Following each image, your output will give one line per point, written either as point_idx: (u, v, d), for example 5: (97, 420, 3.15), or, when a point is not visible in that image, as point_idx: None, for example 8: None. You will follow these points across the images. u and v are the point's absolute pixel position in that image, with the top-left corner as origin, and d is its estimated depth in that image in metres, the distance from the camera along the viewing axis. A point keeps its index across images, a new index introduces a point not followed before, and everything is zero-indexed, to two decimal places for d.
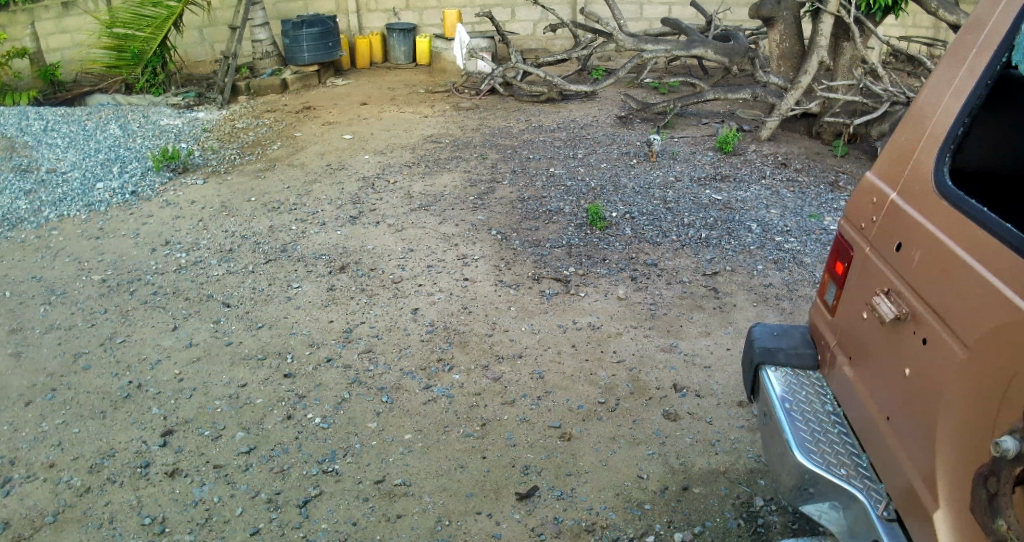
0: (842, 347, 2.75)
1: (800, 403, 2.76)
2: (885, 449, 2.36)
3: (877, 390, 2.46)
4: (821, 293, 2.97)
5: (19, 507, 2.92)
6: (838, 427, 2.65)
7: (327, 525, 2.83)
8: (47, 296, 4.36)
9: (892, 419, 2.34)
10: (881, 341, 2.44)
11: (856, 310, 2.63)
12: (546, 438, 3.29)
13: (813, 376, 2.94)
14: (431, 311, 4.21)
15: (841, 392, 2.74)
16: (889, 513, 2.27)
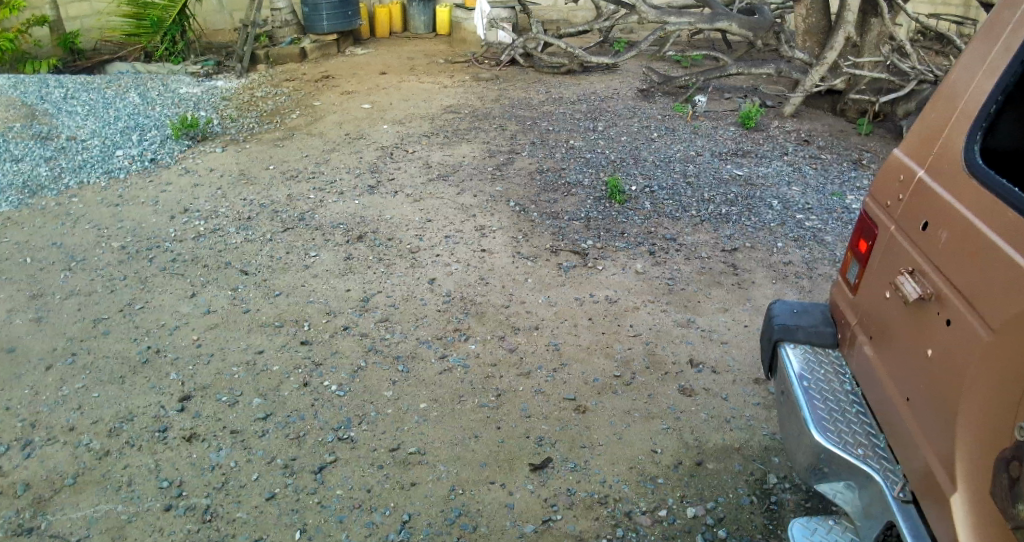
0: (863, 326, 2.68)
1: (819, 382, 2.71)
2: (903, 431, 2.31)
3: (897, 371, 2.41)
4: (843, 271, 2.89)
5: (39, 468, 3.07)
6: (856, 407, 2.61)
7: (341, 492, 2.89)
8: (67, 262, 4.40)
9: (910, 401, 2.29)
10: (903, 321, 2.38)
11: (879, 289, 2.57)
12: (561, 410, 3.29)
13: (832, 354, 2.89)
14: (448, 282, 4.19)
15: (860, 371, 2.69)
16: (905, 495, 2.22)
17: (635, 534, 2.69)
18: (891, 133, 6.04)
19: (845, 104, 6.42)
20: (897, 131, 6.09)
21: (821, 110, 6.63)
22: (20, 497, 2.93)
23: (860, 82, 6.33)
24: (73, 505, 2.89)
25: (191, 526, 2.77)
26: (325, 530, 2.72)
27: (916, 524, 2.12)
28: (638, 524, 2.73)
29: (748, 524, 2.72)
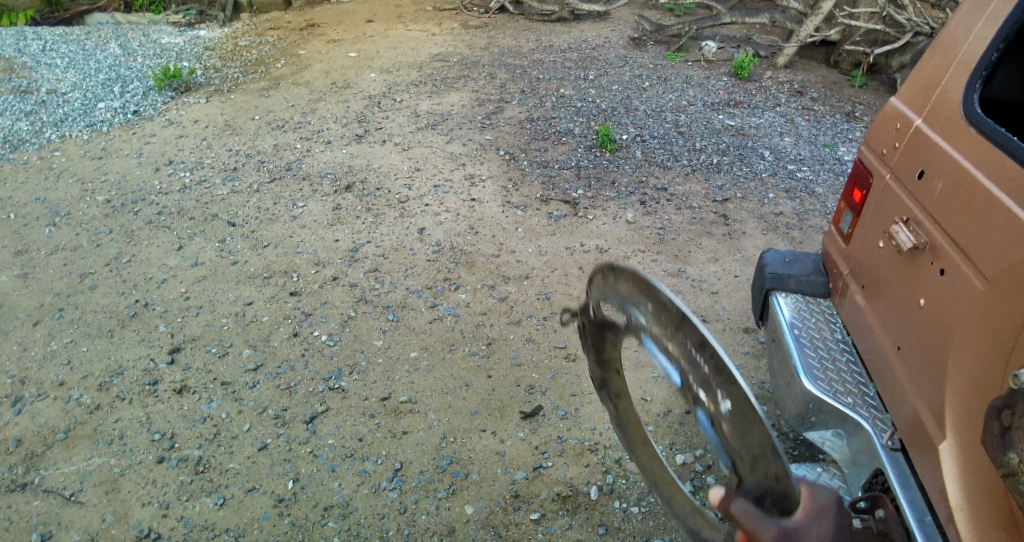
0: (855, 276, 2.69)
1: (809, 330, 2.72)
2: (893, 380, 2.34)
3: (888, 320, 2.43)
4: (836, 221, 2.89)
5: (31, 424, 3.09)
6: (847, 355, 2.62)
7: (333, 441, 2.97)
8: (51, 217, 4.34)
9: (901, 349, 2.32)
10: (896, 271, 2.39)
11: (873, 239, 2.57)
12: (552, 359, 3.34)
13: (824, 303, 2.90)
14: (438, 231, 4.16)
15: (851, 321, 2.70)
16: (894, 443, 2.25)
17: (624, 481, 2.82)
18: (884, 86, 6.00)
19: (839, 55, 6.34)
20: (890, 83, 6.05)
21: (815, 61, 6.56)
22: (12, 453, 2.97)
23: (855, 34, 6.24)
24: (66, 460, 2.94)
25: (184, 477, 2.85)
26: (318, 479, 2.82)
27: (904, 472, 2.13)
28: (628, 471, 2.85)
29: None
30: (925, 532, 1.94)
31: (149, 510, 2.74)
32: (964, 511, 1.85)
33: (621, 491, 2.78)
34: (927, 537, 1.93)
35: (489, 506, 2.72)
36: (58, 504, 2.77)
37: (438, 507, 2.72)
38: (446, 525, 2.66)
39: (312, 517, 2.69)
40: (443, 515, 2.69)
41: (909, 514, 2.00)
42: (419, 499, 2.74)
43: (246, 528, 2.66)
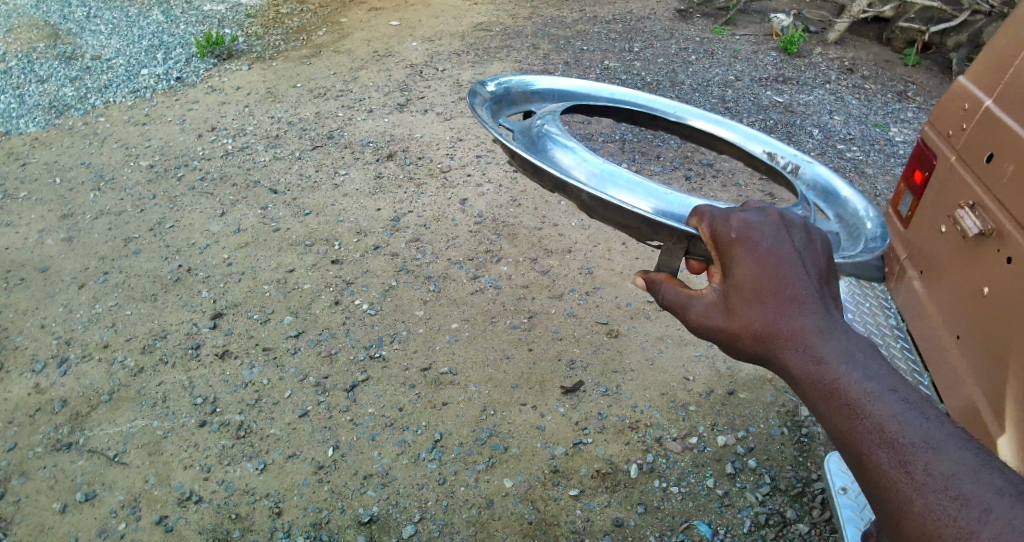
0: (913, 261, 2.61)
1: (863, 315, 2.70)
2: (951, 370, 2.30)
3: (948, 308, 2.36)
4: (895, 201, 2.78)
5: (76, 385, 3.17)
6: (900, 342, 2.59)
7: (373, 410, 2.99)
8: (96, 182, 4.39)
9: (961, 339, 2.26)
10: (959, 257, 2.31)
11: (934, 222, 2.47)
12: (593, 334, 3.31)
13: (878, 289, 2.85)
14: (480, 202, 4.12)
15: (907, 306, 2.63)
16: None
17: (665, 460, 2.79)
18: (939, 65, 5.77)
19: (892, 32, 6.10)
20: (946, 63, 5.83)
21: (866, 38, 6.32)
22: (58, 413, 3.06)
23: (911, 9, 6.00)
24: (110, 421, 3.01)
25: (225, 441, 2.90)
26: (358, 448, 2.86)
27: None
28: (668, 451, 2.83)
29: (778, 454, 2.81)
30: None
31: (190, 472, 2.80)
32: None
33: (661, 471, 2.76)
34: None
35: (529, 480, 2.73)
36: (102, 464, 2.84)
37: (477, 480, 2.74)
38: (485, 497, 2.68)
39: (351, 485, 2.73)
40: (482, 487, 2.71)
41: None
42: (458, 471, 2.76)
43: (286, 493, 2.71)
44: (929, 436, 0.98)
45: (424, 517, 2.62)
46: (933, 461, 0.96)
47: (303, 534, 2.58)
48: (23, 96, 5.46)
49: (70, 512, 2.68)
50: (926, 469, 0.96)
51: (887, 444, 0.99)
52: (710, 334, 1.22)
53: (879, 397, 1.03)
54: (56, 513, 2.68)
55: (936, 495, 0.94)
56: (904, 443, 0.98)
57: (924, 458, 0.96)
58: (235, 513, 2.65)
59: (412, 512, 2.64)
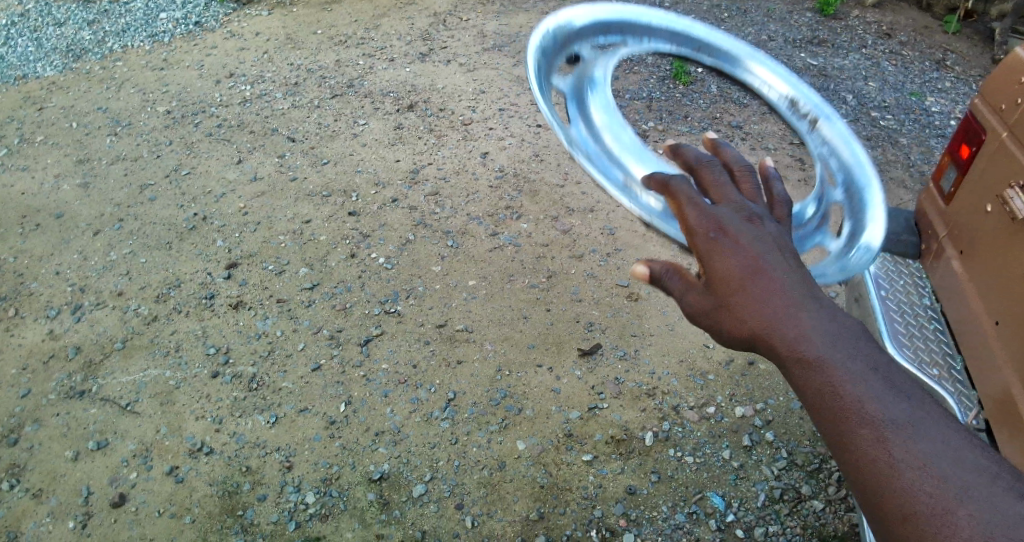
0: (953, 240, 2.51)
1: (897, 294, 2.57)
2: (986, 355, 2.24)
3: (988, 289, 2.27)
4: (936, 175, 2.66)
5: (90, 332, 3.17)
6: (934, 324, 2.49)
7: (387, 366, 2.96)
8: (113, 127, 4.33)
9: (998, 324, 2.20)
10: (1004, 240, 2.21)
11: (979, 202, 2.36)
12: (613, 297, 3.23)
13: (913, 266, 2.72)
14: (501, 157, 4.02)
15: (943, 286, 2.55)
16: (978, 423, 2.22)
17: (680, 429, 2.75)
18: (983, 32, 5.53)
19: None
20: (989, 32, 5.58)
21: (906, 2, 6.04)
22: (72, 359, 3.07)
23: None
24: (123, 370, 3.02)
25: (238, 393, 2.92)
26: (370, 403, 2.86)
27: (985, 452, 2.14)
28: (685, 419, 2.78)
29: (796, 427, 2.75)
30: None
31: (202, 423, 2.83)
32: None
33: (677, 439, 2.72)
34: None
35: (542, 443, 2.72)
36: (114, 413, 2.87)
37: (490, 441, 2.74)
38: (497, 459, 2.69)
39: (363, 442, 2.75)
40: (495, 448, 2.72)
41: None
42: (471, 431, 2.76)
43: (297, 447, 2.74)
44: (912, 415, 0.88)
45: (434, 477, 2.64)
46: (915, 440, 0.86)
47: (313, 489, 2.62)
48: (40, 40, 5.40)
49: (83, 460, 2.73)
50: (906, 449, 0.86)
51: (867, 425, 0.88)
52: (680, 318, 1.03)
53: (863, 377, 0.92)
54: (69, 461, 2.72)
55: (922, 482, 0.83)
56: (891, 423, 0.88)
57: (903, 441, 0.86)
58: (246, 466, 2.70)
59: (423, 471, 2.66)
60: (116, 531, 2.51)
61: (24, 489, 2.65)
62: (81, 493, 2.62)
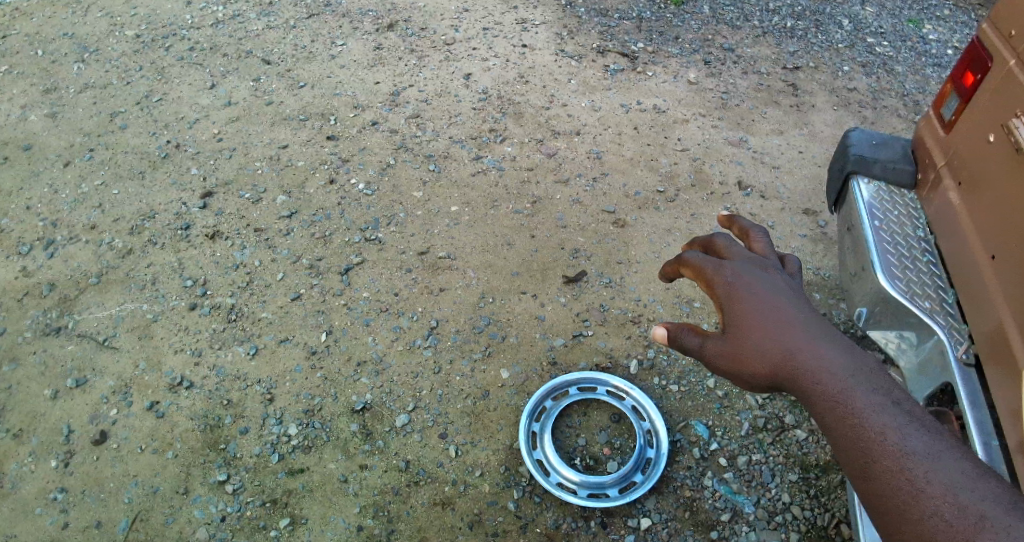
0: (953, 171, 2.45)
1: (891, 225, 2.55)
2: (981, 290, 2.20)
3: (987, 222, 2.22)
4: (938, 103, 2.58)
5: (63, 268, 3.09)
6: (927, 255, 2.48)
7: (368, 295, 2.94)
8: (80, 55, 4.21)
9: (995, 258, 2.16)
10: (1007, 172, 2.15)
11: (981, 131, 2.30)
12: (599, 223, 3.21)
13: (908, 196, 2.66)
14: (485, 78, 3.97)
15: (939, 217, 2.50)
16: (968, 357, 2.18)
17: (666, 358, 2.75)
18: None
19: None
20: None
21: None
22: (46, 296, 2.99)
23: None
24: (99, 305, 2.95)
25: (216, 325, 2.87)
26: (352, 332, 2.83)
27: (974, 388, 2.09)
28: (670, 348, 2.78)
29: None
30: (987, 454, 1.95)
31: (181, 357, 2.78)
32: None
33: (662, 368, 2.73)
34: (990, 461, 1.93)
35: (526, 371, 2.71)
36: (92, 348, 2.81)
37: (474, 369, 2.72)
38: (480, 388, 2.67)
39: (345, 371, 2.72)
40: (478, 376, 2.70)
41: (974, 434, 2.01)
42: (454, 359, 2.74)
43: (279, 380, 2.70)
44: (929, 447, 1.05)
45: (418, 406, 2.63)
46: (932, 470, 1.02)
47: (295, 421, 2.60)
48: None
49: (62, 398, 2.67)
50: (926, 477, 1.02)
51: (887, 455, 1.06)
52: (718, 370, 1.28)
53: (881, 409, 1.11)
54: (47, 400, 2.67)
55: (935, 502, 1.00)
56: (906, 452, 1.05)
57: (923, 467, 1.03)
58: (226, 399, 2.66)
59: (407, 401, 2.64)
60: (100, 469, 2.48)
61: (4, 431, 2.59)
62: (62, 432, 2.58)
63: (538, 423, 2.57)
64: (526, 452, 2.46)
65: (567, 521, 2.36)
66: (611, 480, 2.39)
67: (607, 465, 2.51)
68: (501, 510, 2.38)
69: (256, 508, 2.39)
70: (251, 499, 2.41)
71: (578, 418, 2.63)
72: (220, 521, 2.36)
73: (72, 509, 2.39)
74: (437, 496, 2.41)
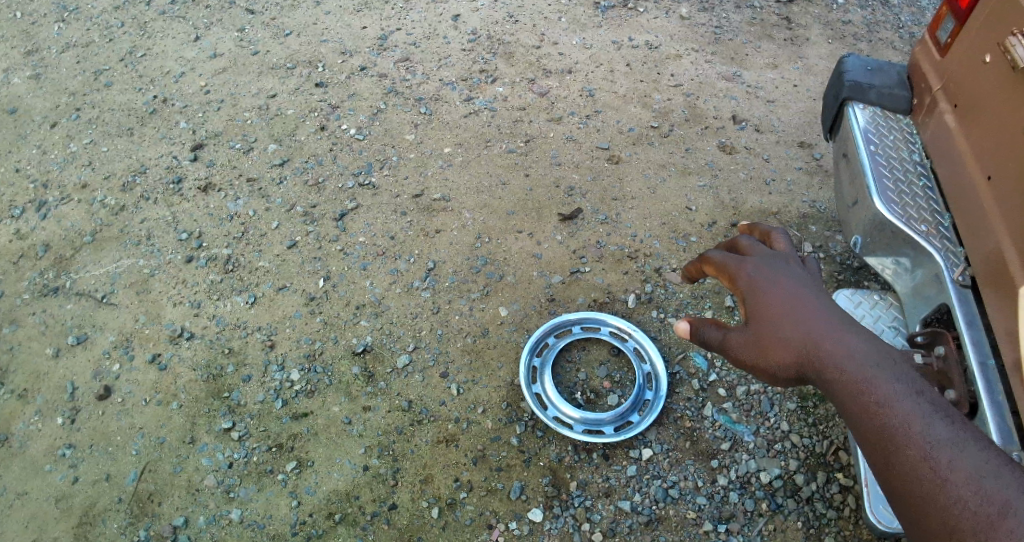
0: (948, 94, 2.38)
1: (887, 149, 2.49)
2: (977, 212, 2.15)
3: (983, 144, 2.16)
4: (933, 26, 2.51)
5: (57, 229, 3.07)
6: (923, 180, 2.44)
7: (364, 240, 2.95)
8: (60, 14, 4.14)
9: (990, 180, 2.11)
10: (1003, 92, 2.09)
11: (978, 52, 2.22)
12: (593, 161, 3.22)
13: (903, 121, 2.59)
14: (473, 19, 3.93)
15: (936, 142, 2.44)
16: (964, 280, 2.17)
17: (663, 291, 2.76)
18: None
19: None
20: None
21: None
22: (42, 257, 2.98)
23: None
24: (95, 263, 2.95)
25: (214, 276, 2.87)
26: (349, 277, 2.84)
27: (971, 309, 2.09)
28: (667, 281, 2.79)
29: None
30: (985, 375, 1.95)
31: (180, 309, 2.78)
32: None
33: (659, 301, 2.74)
34: (987, 382, 1.94)
35: (525, 308, 2.73)
36: (91, 306, 2.81)
37: (472, 307, 2.74)
38: (480, 326, 2.69)
39: (344, 315, 2.73)
40: (477, 315, 2.72)
41: (971, 354, 2.01)
42: (453, 299, 2.76)
43: (278, 326, 2.72)
44: (952, 437, 1.18)
45: (418, 347, 2.64)
46: (956, 458, 1.15)
47: (297, 366, 2.61)
48: None
49: (64, 357, 2.68)
50: (948, 465, 1.14)
51: (913, 442, 1.19)
52: (742, 357, 1.50)
53: (905, 399, 1.25)
54: (50, 358, 2.68)
55: (959, 488, 1.11)
56: (930, 439, 1.18)
57: (947, 455, 1.15)
58: (227, 348, 2.67)
59: (407, 341, 2.66)
60: (106, 423, 2.50)
61: (8, 390, 2.61)
62: (67, 389, 2.59)
63: (538, 359, 2.59)
64: (525, 387, 2.49)
65: (569, 454, 2.39)
66: (609, 417, 2.44)
67: (607, 399, 2.53)
68: (504, 445, 2.41)
69: (262, 453, 2.41)
70: (257, 445, 2.43)
71: (578, 353, 2.65)
72: (228, 468, 2.38)
73: (81, 464, 2.41)
74: (440, 434, 2.43)
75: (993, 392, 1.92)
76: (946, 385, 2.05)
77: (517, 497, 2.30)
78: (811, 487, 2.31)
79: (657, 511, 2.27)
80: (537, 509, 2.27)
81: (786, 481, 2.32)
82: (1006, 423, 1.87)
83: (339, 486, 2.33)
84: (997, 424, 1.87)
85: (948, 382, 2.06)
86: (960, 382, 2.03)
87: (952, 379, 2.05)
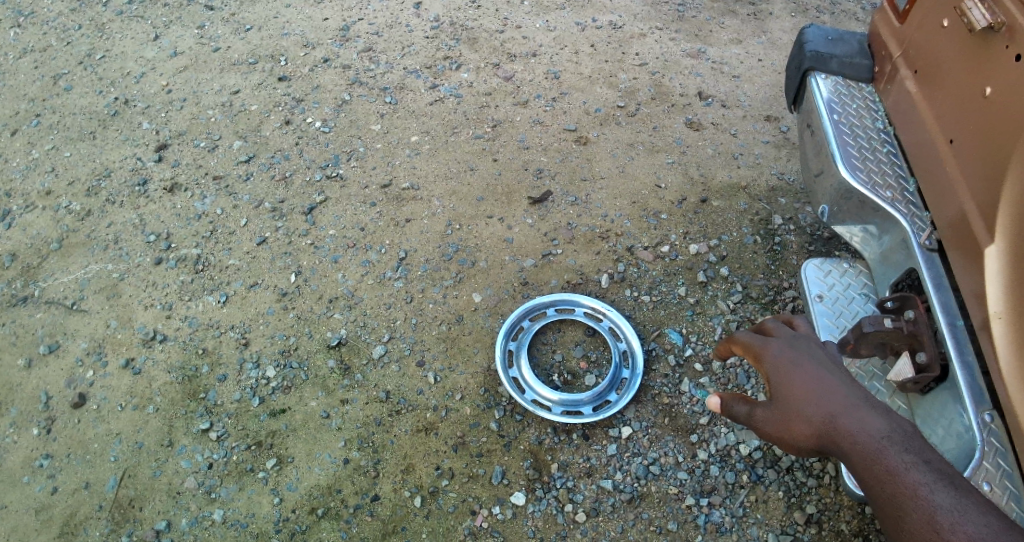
0: (908, 60, 2.40)
1: (851, 118, 2.51)
2: (941, 176, 2.17)
3: (944, 109, 2.19)
4: None
5: (23, 238, 3.01)
6: (887, 147, 2.46)
7: (334, 232, 2.94)
8: (15, 19, 4.06)
9: (951, 144, 2.13)
10: (962, 55, 2.11)
11: (935, 16, 2.24)
12: (561, 143, 3.22)
13: (865, 89, 2.61)
14: (435, 6, 3.91)
15: (898, 109, 2.46)
16: (931, 243, 2.19)
17: (636, 269, 2.77)
18: None
19: None
20: None
21: None
22: (8, 267, 2.92)
23: None
24: (62, 270, 2.90)
25: (184, 277, 2.84)
26: (321, 271, 2.82)
27: (939, 273, 2.12)
28: (639, 260, 2.80)
29: (750, 263, 2.78)
30: (954, 336, 1.98)
31: (151, 312, 2.75)
32: (1001, 319, 1.82)
33: (633, 280, 2.75)
34: (956, 342, 1.97)
35: (498, 293, 2.73)
36: (61, 314, 2.77)
37: (446, 295, 2.73)
38: (454, 313, 2.69)
39: (317, 309, 2.72)
40: (451, 303, 2.71)
41: (940, 316, 2.03)
42: (426, 288, 2.75)
43: (252, 323, 2.69)
44: (956, 504, 1.27)
45: (393, 336, 2.63)
46: (959, 523, 1.24)
47: (272, 363, 2.59)
48: None
49: (36, 366, 2.64)
50: (954, 529, 1.24)
51: (921, 510, 1.28)
52: (767, 432, 1.54)
53: (913, 468, 1.34)
54: (22, 369, 2.63)
55: None
56: (936, 507, 1.27)
57: (952, 521, 1.24)
58: (201, 348, 2.64)
59: (381, 332, 2.65)
60: (82, 431, 2.47)
61: None
62: (40, 399, 2.55)
63: (514, 343, 2.59)
64: (502, 371, 2.49)
65: (549, 436, 2.39)
66: (587, 398, 2.43)
67: (585, 380, 2.54)
68: (484, 430, 2.41)
69: (242, 452, 2.39)
70: (236, 444, 2.41)
71: (554, 335, 2.66)
72: (207, 469, 2.36)
73: (59, 474, 2.38)
74: (419, 423, 2.43)
75: (963, 352, 1.94)
76: (917, 349, 2.06)
77: (499, 482, 2.30)
78: (791, 456, 2.33)
79: (639, 489, 2.28)
80: (520, 493, 2.28)
81: (766, 451, 2.34)
82: (976, 382, 1.89)
83: (321, 481, 2.32)
84: (967, 383, 1.89)
85: (919, 344, 2.07)
86: (930, 344, 2.04)
87: (922, 341, 2.05)
